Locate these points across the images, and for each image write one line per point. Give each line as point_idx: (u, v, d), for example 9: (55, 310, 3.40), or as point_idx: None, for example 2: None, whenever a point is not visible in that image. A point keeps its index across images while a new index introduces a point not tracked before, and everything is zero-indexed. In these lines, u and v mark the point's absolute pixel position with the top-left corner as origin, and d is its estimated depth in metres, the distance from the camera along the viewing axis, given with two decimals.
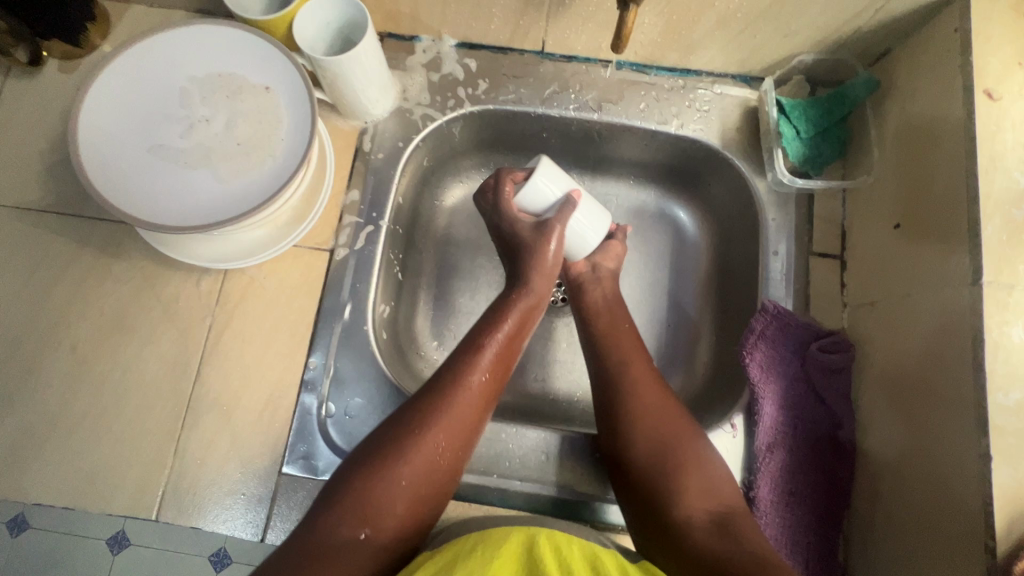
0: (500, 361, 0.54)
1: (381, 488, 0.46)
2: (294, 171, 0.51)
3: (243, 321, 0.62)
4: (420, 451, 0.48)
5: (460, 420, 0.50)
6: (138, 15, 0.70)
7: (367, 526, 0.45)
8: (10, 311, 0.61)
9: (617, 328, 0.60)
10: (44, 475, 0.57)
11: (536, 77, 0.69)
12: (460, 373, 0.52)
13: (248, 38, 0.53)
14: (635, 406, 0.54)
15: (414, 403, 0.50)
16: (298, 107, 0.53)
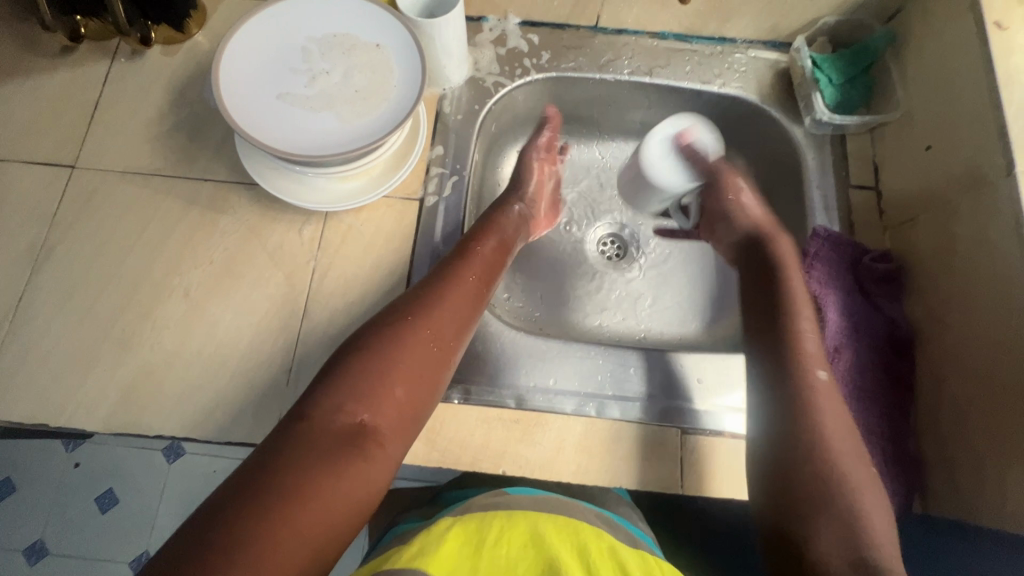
0: (482, 273, 0.61)
1: (377, 373, 0.50)
2: (406, 110, 0.58)
3: (344, 264, 0.67)
4: (412, 340, 0.53)
5: (449, 313, 0.56)
6: (233, 6, 0.78)
7: (364, 413, 0.48)
8: (124, 262, 0.66)
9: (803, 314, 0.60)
10: (166, 407, 0.61)
11: (592, 48, 0.78)
12: (445, 277, 0.59)
13: (358, 3, 0.61)
14: (810, 376, 0.56)
15: (400, 305, 0.56)
16: (405, 60, 0.60)
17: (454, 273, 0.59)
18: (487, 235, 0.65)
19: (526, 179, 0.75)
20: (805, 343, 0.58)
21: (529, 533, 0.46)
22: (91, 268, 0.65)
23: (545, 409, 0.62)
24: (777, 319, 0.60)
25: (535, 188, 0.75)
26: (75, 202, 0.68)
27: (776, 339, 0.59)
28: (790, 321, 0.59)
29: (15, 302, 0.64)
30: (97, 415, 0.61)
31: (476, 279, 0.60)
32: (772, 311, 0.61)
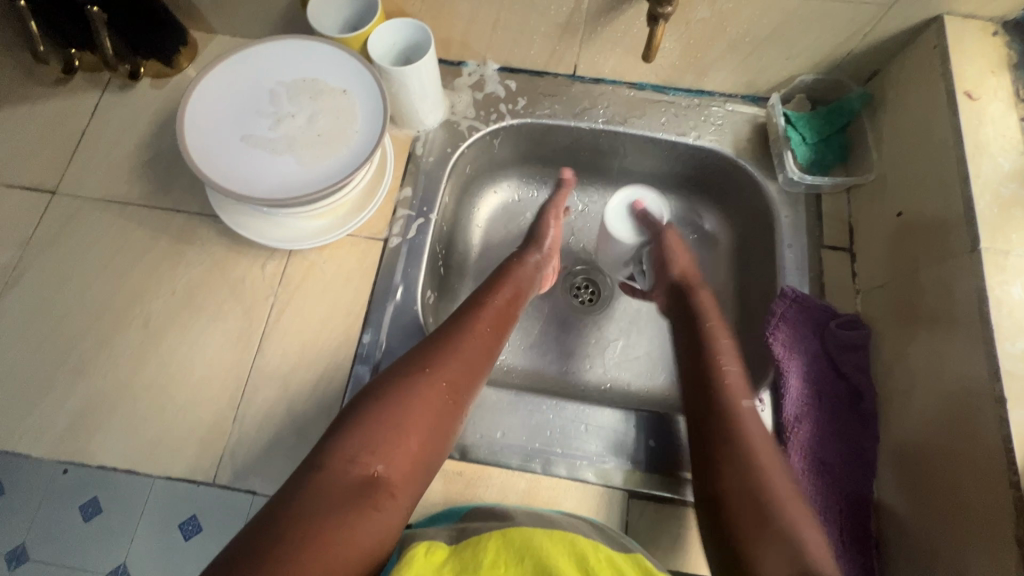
0: (501, 322, 0.62)
1: (395, 422, 0.49)
2: (366, 156, 0.58)
3: (303, 301, 0.67)
4: (426, 390, 0.52)
5: (461, 364, 0.55)
6: (221, 44, 0.80)
7: (378, 464, 0.47)
8: (90, 289, 0.67)
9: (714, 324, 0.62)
10: (113, 437, 0.61)
11: (569, 96, 0.78)
12: (463, 323, 0.59)
13: (328, 50, 0.62)
14: (739, 412, 0.54)
15: (417, 354, 0.55)
16: (371, 106, 0.61)
17: (471, 319, 0.59)
18: (507, 282, 0.65)
19: (543, 234, 0.74)
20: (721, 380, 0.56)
21: (522, 547, 0.41)
22: (56, 292, 0.67)
23: (490, 462, 0.60)
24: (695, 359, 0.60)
25: (551, 243, 0.74)
26: (50, 227, 0.70)
27: (698, 383, 0.57)
28: (709, 363, 0.58)
29: None
30: (44, 441, 0.61)
31: (493, 327, 0.60)
32: (694, 349, 0.60)
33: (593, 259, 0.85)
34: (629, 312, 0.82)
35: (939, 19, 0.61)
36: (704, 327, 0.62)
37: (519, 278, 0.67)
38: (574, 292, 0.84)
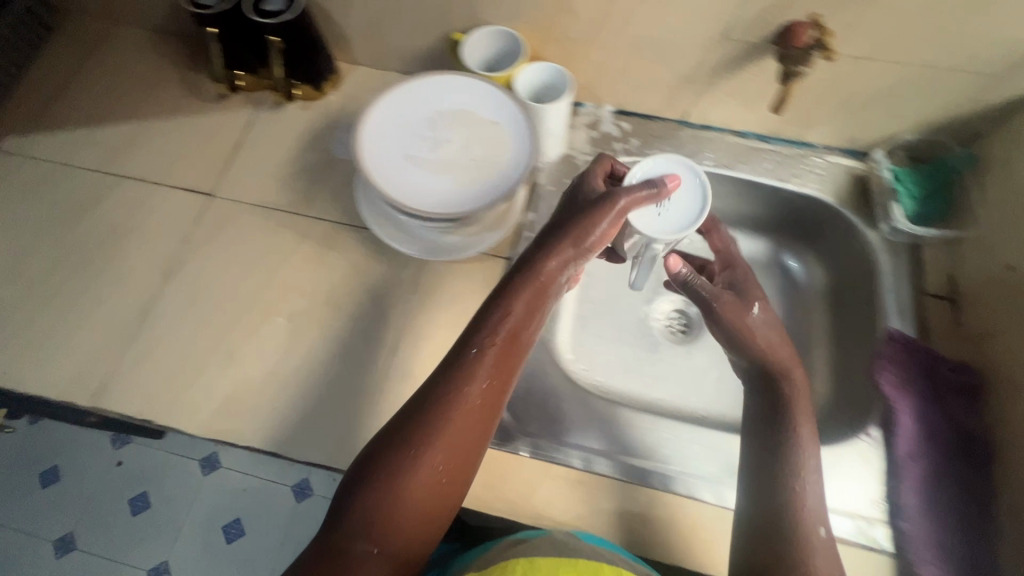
0: (502, 367, 0.53)
1: (383, 512, 0.47)
2: (513, 183, 0.65)
3: (434, 309, 0.72)
4: (429, 462, 0.49)
5: (463, 424, 0.50)
6: (364, 75, 0.89)
7: (376, 540, 0.46)
8: (242, 284, 0.74)
9: (797, 409, 0.61)
10: (259, 421, 0.66)
11: (678, 140, 0.85)
12: (457, 390, 0.51)
13: (481, 85, 0.69)
14: (807, 537, 0.53)
15: (407, 425, 0.50)
16: (517, 139, 0.68)
17: (467, 379, 0.52)
18: (519, 303, 0.55)
19: (581, 221, 0.59)
20: (794, 483, 0.56)
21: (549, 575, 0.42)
22: (212, 285, 0.74)
23: (610, 475, 0.63)
24: (777, 455, 0.58)
25: (607, 225, 0.60)
26: (208, 225, 0.78)
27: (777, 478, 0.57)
28: (788, 461, 0.57)
29: (143, 308, 0.72)
30: (197, 418, 0.66)
31: (495, 376, 0.53)
32: (769, 436, 0.60)
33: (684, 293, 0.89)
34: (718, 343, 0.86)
35: None
36: (789, 414, 0.60)
37: (538, 286, 0.56)
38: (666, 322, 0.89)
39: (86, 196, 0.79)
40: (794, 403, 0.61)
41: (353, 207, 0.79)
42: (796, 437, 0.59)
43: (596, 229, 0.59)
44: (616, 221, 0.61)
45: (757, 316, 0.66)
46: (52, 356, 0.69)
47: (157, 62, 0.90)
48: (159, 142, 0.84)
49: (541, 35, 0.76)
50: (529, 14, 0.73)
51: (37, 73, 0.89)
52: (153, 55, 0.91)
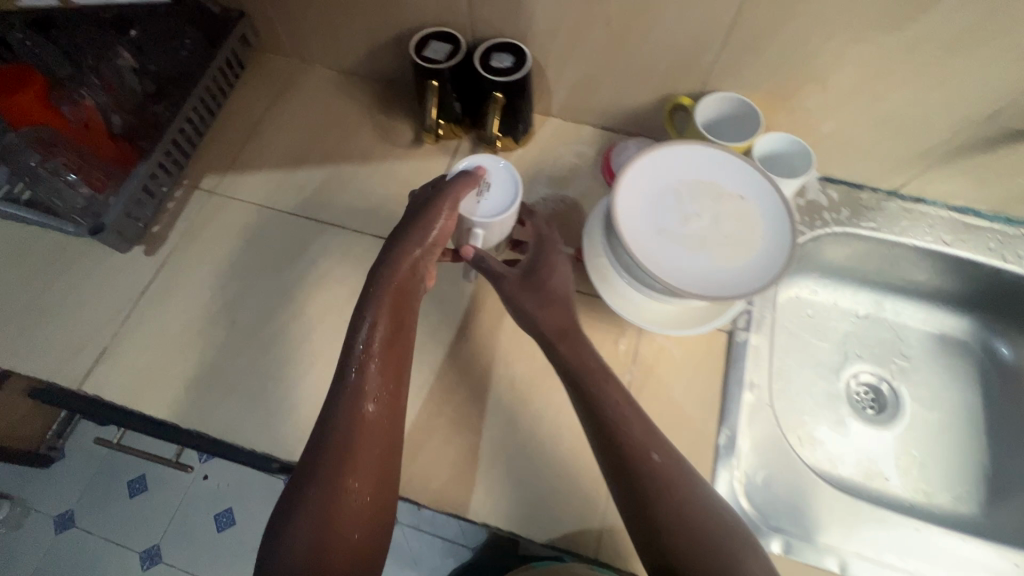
0: (388, 372, 0.60)
1: (326, 524, 0.53)
2: (773, 274, 0.61)
3: (659, 383, 0.70)
4: (341, 465, 0.55)
5: (351, 421, 0.57)
6: (557, 126, 0.88)
7: (355, 530, 0.54)
8: (461, 346, 0.74)
9: (614, 393, 0.59)
10: (492, 495, 0.64)
11: (889, 211, 0.81)
12: (352, 404, 0.58)
13: (740, 164, 0.67)
14: (680, 500, 0.53)
15: (325, 441, 0.56)
16: (777, 225, 0.64)
17: (359, 394, 0.58)
18: (383, 320, 0.61)
19: (431, 217, 0.63)
20: (621, 442, 0.56)
21: None
22: (431, 345, 0.74)
23: None
24: (598, 419, 0.58)
25: (438, 231, 0.64)
26: None
27: (627, 461, 0.55)
28: (615, 424, 0.57)
29: None
30: (429, 487, 0.65)
31: (384, 388, 0.60)
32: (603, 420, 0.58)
33: (878, 368, 0.87)
34: (921, 424, 0.84)
35: None
36: (604, 387, 0.60)
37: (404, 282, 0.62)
38: (857, 397, 0.86)
39: (294, 242, 0.79)
40: (578, 368, 0.61)
41: None
42: (602, 389, 0.59)
43: (434, 228, 0.63)
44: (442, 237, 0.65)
45: (557, 281, 0.67)
46: (276, 410, 0.69)
47: (348, 104, 0.90)
48: (359, 189, 0.83)
49: (774, 103, 0.73)
50: (770, 84, 0.71)
51: (231, 110, 0.89)
52: (343, 97, 0.91)
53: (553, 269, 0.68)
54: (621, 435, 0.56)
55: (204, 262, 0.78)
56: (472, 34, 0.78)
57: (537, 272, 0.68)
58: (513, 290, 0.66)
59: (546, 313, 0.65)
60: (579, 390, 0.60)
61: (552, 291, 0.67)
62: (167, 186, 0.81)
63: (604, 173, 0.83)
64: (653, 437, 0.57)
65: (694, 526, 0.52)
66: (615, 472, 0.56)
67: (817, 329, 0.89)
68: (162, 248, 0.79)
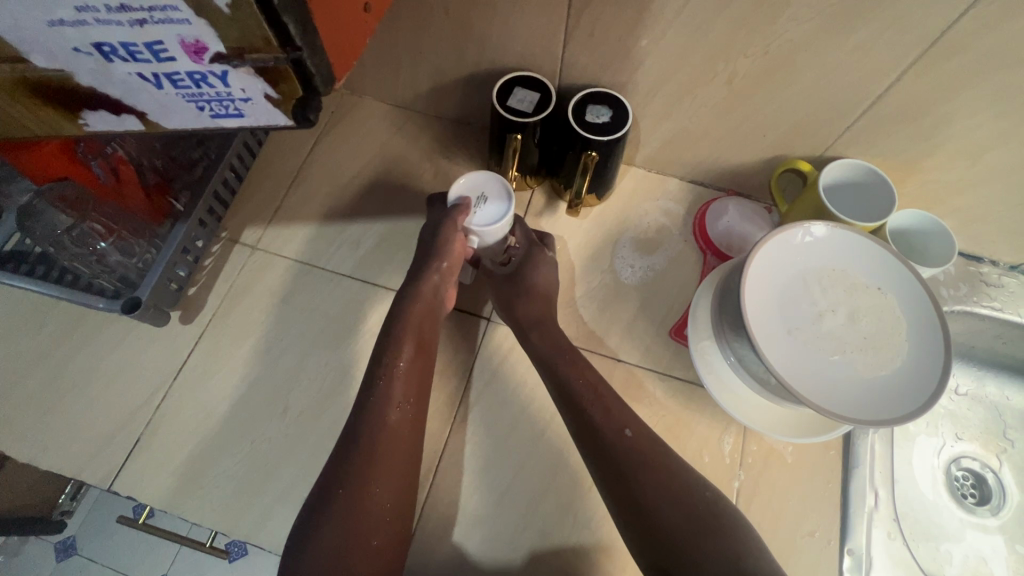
0: (409, 378, 0.57)
1: (350, 535, 0.47)
2: (914, 404, 0.53)
3: (771, 490, 0.62)
4: (355, 473, 0.50)
5: (376, 431, 0.52)
6: (640, 177, 0.79)
7: (375, 537, 0.49)
8: (543, 440, 0.65)
9: (587, 384, 0.59)
10: None
11: (1011, 288, 0.73)
12: (378, 406, 0.54)
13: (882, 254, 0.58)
14: (669, 472, 0.52)
15: (346, 454, 0.51)
16: (923, 335, 0.56)
17: (387, 396, 0.54)
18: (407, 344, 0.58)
19: (446, 246, 0.62)
20: (615, 441, 0.54)
21: None
22: (510, 436, 0.65)
23: None
24: (594, 420, 0.56)
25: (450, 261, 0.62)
26: (492, 361, 0.69)
27: (609, 447, 0.54)
28: (611, 420, 0.56)
29: (436, 461, 0.64)
30: None
31: (408, 398, 0.55)
32: (583, 414, 0.57)
33: (980, 452, 0.80)
34: None
35: None
36: (581, 380, 0.59)
37: (430, 298, 0.62)
38: (956, 485, 0.78)
39: (352, 311, 0.70)
40: (575, 382, 0.59)
41: (656, 348, 0.69)
42: (585, 380, 0.59)
43: (452, 246, 0.62)
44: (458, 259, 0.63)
45: (544, 274, 0.68)
46: None
47: (405, 144, 0.80)
48: None
49: (906, 174, 0.65)
50: (908, 154, 0.62)
51: (273, 152, 0.80)
52: (399, 136, 0.81)
53: (537, 266, 0.68)
54: (602, 424, 0.56)
55: (251, 336, 0.68)
56: (559, 80, 0.68)
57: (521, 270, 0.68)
58: (496, 293, 0.68)
59: (533, 306, 0.66)
60: (571, 399, 0.58)
61: (529, 286, 0.67)
62: (204, 241, 0.70)
63: (697, 236, 0.74)
64: (647, 432, 0.55)
65: (706, 513, 0.49)
66: (615, 474, 0.53)
67: None
68: (200, 316, 0.69)
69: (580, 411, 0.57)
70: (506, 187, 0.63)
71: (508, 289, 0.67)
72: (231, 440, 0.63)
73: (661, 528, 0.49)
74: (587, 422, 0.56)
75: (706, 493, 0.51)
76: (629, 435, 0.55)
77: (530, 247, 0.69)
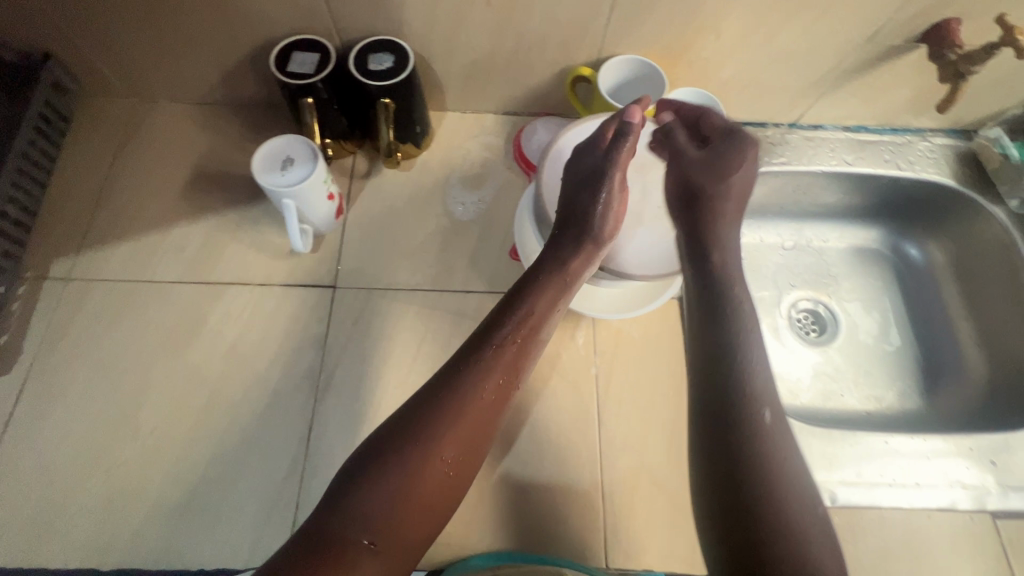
0: (515, 359, 0.52)
1: (397, 498, 0.44)
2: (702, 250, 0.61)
3: (624, 367, 0.67)
4: (442, 432, 0.47)
5: (478, 399, 0.49)
6: (457, 120, 0.81)
7: (409, 512, 0.45)
8: (410, 384, 0.66)
9: (740, 302, 0.55)
10: (486, 539, 0.59)
11: (794, 143, 0.83)
12: (478, 374, 0.50)
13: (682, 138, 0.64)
14: (775, 434, 0.49)
15: (439, 403, 0.48)
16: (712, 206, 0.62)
17: (486, 371, 0.50)
18: (541, 297, 0.55)
19: (613, 157, 0.59)
20: (750, 396, 0.50)
21: None
22: (377, 388, 0.65)
23: (864, 505, 0.62)
24: (731, 365, 0.52)
25: (615, 177, 0.59)
26: (345, 323, 0.68)
27: (738, 380, 0.51)
28: (751, 361, 0.52)
29: (305, 435, 0.62)
30: None
31: (509, 375, 0.51)
32: (716, 327, 0.54)
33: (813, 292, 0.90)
34: (863, 336, 0.87)
35: None
36: (728, 295, 0.55)
37: (586, 218, 0.58)
38: (799, 325, 0.88)
39: (189, 315, 0.67)
40: (732, 300, 0.55)
41: (501, 272, 0.72)
42: (740, 299, 0.55)
43: (623, 148, 0.59)
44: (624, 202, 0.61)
45: (734, 184, 0.61)
46: (218, 515, 0.58)
47: (213, 139, 0.77)
48: (249, 234, 0.72)
49: (671, 59, 0.72)
50: (665, 38, 0.68)
51: (68, 178, 0.74)
52: (205, 131, 0.78)
53: (731, 169, 0.61)
54: (734, 351, 0.52)
55: (81, 369, 0.64)
56: (338, 37, 0.69)
57: (722, 176, 0.61)
58: (679, 184, 0.63)
59: (722, 220, 0.60)
60: (710, 313, 0.55)
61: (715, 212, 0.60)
62: (4, 286, 0.66)
63: (517, 160, 0.77)
64: (779, 406, 0.50)
65: (802, 512, 0.46)
66: (728, 402, 0.50)
67: (752, 267, 0.91)
68: (17, 364, 0.64)
69: (716, 327, 0.54)
70: (313, 146, 0.63)
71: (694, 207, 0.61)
72: (81, 477, 0.59)
73: (749, 493, 0.46)
74: (722, 337, 0.53)
75: (805, 480, 0.48)
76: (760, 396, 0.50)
77: (745, 151, 0.61)
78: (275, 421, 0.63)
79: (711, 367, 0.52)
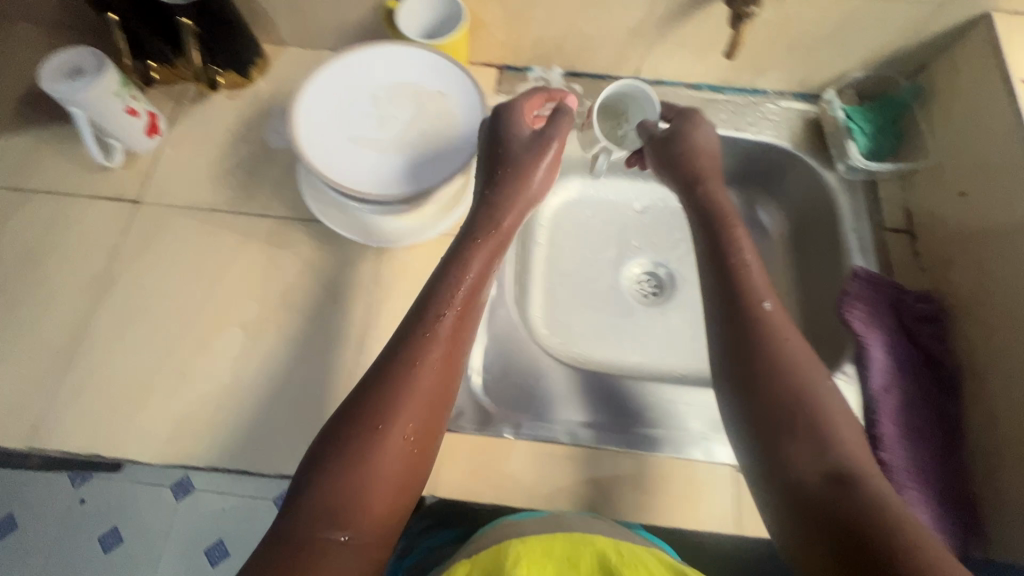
0: (460, 330, 0.53)
1: (356, 487, 0.44)
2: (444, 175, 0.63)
3: (396, 297, 0.69)
4: (400, 411, 0.48)
5: (418, 374, 0.49)
6: (294, 55, 0.82)
7: (369, 500, 0.45)
8: (186, 297, 0.68)
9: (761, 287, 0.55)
10: (220, 441, 0.62)
11: None
12: (417, 347, 0.51)
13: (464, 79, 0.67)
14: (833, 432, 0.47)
15: (368, 388, 0.49)
16: (449, 152, 0.65)
17: (423, 343, 0.51)
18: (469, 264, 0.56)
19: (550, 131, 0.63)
20: (762, 347, 0.51)
21: None
22: (156, 298, 0.68)
23: (598, 446, 0.63)
24: (752, 368, 0.50)
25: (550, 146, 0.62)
26: (138, 237, 0.71)
27: (764, 377, 0.50)
28: (800, 354, 0.51)
29: (75, 335, 0.66)
30: (152, 445, 0.61)
31: (451, 346, 0.52)
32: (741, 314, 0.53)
33: (655, 255, 0.89)
34: (695, 300, 0.86)
35: (987, 16, 0.68)
36: (751, 284, 0.55)
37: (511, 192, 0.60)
38: (639, 286, 0.87)
39: None
40: (749, 290, 0.54)
41: (298, 201, 0.73)
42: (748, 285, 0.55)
43: (564, 120, 0.64)
44: (559, 154, 0.63)
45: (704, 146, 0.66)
46: None
47: None
48: (65, 148, 0.75)
49: None
50: None
51: None
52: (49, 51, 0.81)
53: (689, 134, 0.66)
54: (758, 345, 0.51)
55: None
56: None
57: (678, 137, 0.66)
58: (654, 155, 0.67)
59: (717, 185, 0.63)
60: (737, 303, 0.54)
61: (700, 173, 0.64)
62: None
63: None
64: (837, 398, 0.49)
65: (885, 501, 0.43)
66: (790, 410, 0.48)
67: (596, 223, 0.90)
68: None
69: (736, 316, 0.53)
70: (105, 59, 0.66)
71: (674, 159, 0.65)
72: None
73: (858, 508, 0.43)
74: (743, 330, 0.52)
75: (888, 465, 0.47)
76: (774, 353, 0.51)
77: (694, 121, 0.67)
78: (51, 319, 0.66)
79: (736, 352, 0.52)
